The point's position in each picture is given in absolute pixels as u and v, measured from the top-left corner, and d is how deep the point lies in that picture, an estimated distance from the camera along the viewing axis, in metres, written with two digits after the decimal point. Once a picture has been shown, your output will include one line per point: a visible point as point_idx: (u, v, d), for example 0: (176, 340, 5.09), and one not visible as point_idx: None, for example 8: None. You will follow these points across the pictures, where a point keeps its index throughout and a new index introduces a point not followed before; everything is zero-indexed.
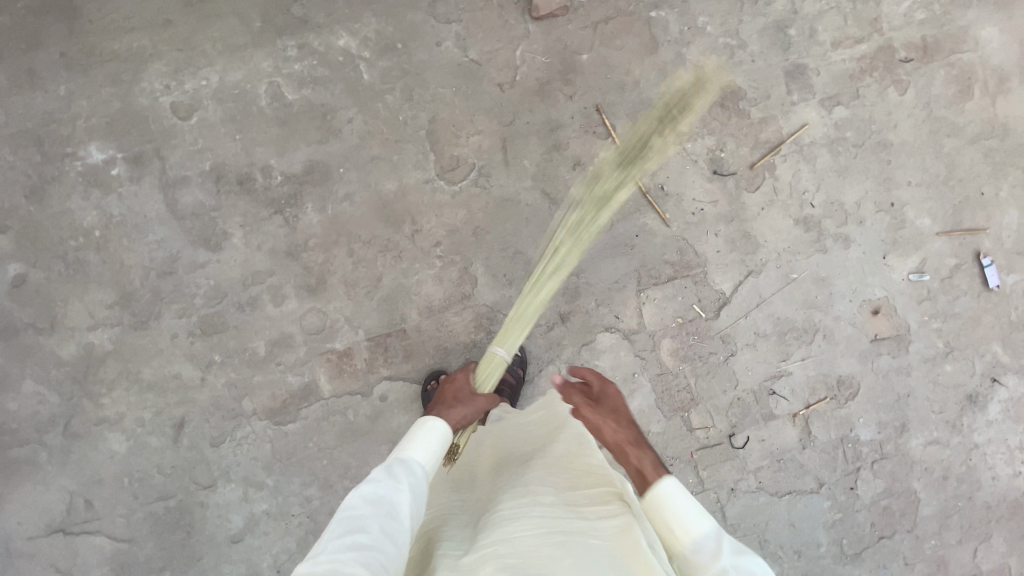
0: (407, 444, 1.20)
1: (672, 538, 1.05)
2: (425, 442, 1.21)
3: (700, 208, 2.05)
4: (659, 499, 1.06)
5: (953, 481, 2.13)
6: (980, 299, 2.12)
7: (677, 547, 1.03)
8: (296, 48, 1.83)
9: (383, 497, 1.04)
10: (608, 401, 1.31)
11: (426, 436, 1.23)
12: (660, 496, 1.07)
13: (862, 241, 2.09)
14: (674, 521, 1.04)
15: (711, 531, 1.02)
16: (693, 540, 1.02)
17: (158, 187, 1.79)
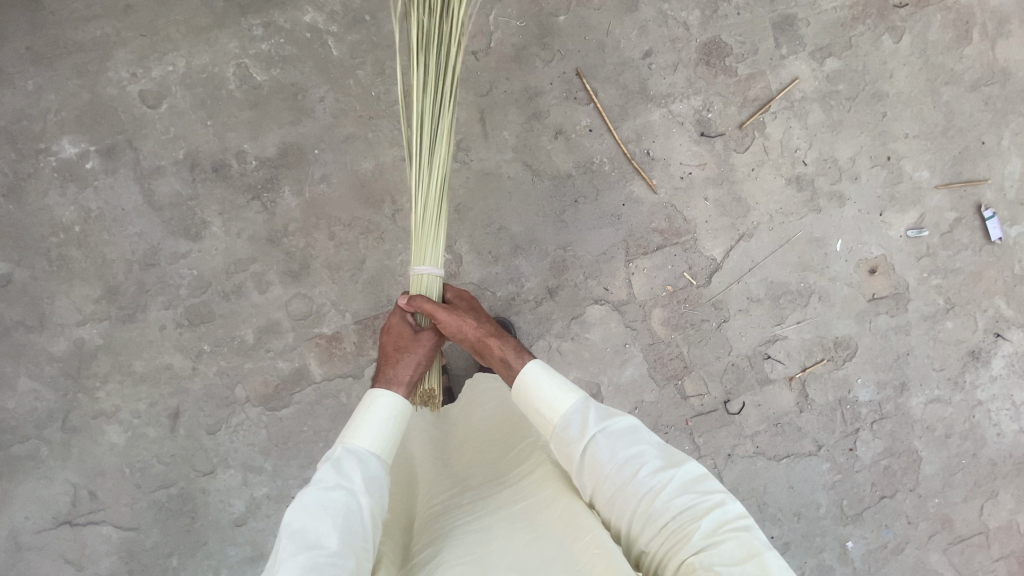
0: (354, 432, 1.13)
1: (546, 423, 1.10)
2: (375, 424, 1.14)
3: (687, 172, 1.99)
4: (526, 382, 1.14)
5: (955, 438, 2.11)
6: (982, 253, 2.06)
7: (550, 429, 1.09)
8: (261, 27, 1.78)
9: (340, 501, 1.00)
10: (464, 302, 1.36)
11: (375, 417, 1.15)
12: (529, 386, 1.14)
13: (857, 199, 2.03)
14: (541, 399, 1.11)
15: (577, 403, 1.08)
16: (562, 417, 1.08)
17: (134, 179, 1.77)
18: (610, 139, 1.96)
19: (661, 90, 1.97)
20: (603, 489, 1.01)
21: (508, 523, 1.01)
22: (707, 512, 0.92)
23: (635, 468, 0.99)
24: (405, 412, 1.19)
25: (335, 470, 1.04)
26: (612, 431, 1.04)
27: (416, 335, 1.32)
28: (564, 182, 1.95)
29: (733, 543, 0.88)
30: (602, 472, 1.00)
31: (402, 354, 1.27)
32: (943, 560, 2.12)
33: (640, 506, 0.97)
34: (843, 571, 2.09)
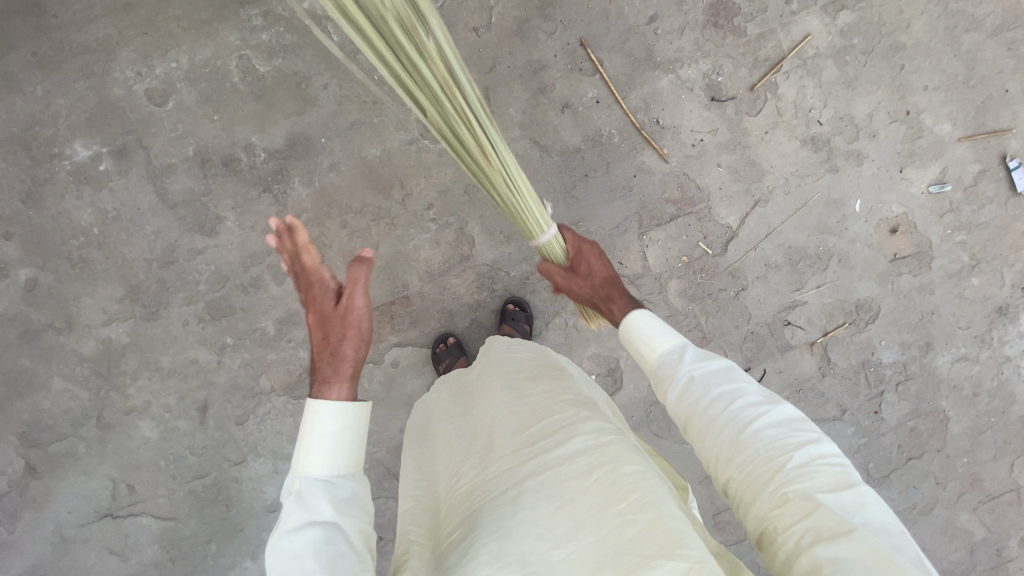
0: (309, 453, 0.88)
1: (648, 359, 1.11)
2: (332, 440, 0.89)
3: (699, 139, 1.95)
4: (626, 327, 1.15)
5: (983, 396, 2.07)
6: (1008, 206, 2.00)
7: (652, 368, 1.09)
8: (260, 16, 1.76)
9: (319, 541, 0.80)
10: (583, 266, 1.30)
11: (323, 431, 0.89)
12: (633, 326, 1.13)
13: (875, 156, 1.97)
14: (640, 342, 1.12)
15: (676, 345, 1.08)
16: (663, 353, 1.09)
17: (147, 178, 1.79)
18: (619, 110, 1.92)
19: (668, 56, 1.92)
20: (698, 419, 0.98)
21: (530, 487, 0.87)
22: (802, 446, 0.89)
23: (732, 400, 0.96)
24: (360, 415, 0.93)
25: (299, 507, 0.83)
26: (709, 369, 1.02)
27: (336, 304, 1.00)
28: (573, 157, 1.92)
29: (827, 475, 0.86)
30: (699, 405, 0.98)
31: (339, 343, 0.97)
32: (973, 519, 2.11)
33: (732, 435, 0.93)
34: None
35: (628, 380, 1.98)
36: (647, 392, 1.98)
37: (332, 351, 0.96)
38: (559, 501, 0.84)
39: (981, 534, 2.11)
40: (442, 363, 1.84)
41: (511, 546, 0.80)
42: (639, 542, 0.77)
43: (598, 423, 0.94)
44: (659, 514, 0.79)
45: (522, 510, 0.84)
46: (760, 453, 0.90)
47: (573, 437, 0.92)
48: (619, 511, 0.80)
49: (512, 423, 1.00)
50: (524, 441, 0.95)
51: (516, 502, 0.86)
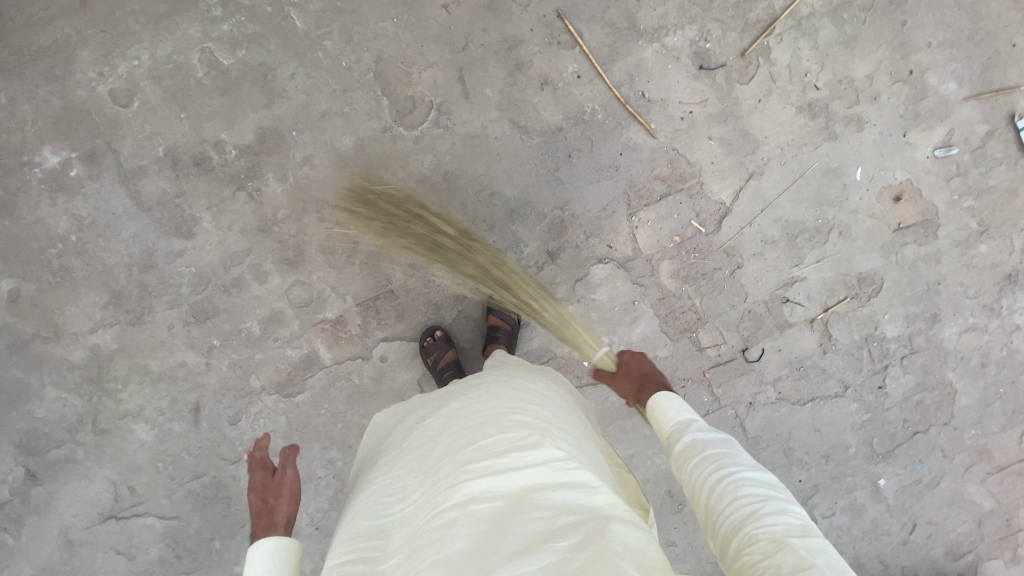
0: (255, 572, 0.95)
1: (662, 429, 1.16)
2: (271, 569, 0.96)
3: (688, 112, 1.85)
4: (651, 407, 1.21)
5: (992, 367, 2.00)
6: (1018, 167, 1.89)
7: (664, 437, 1.14)
8: (219, 6, 1.72)
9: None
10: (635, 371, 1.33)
11: (259, 566, 0.96)
12: (654, 402, 1.21)
13: (877, 121, 1.88)
14: (658, 421, 1.18)
15: (686, 420, 1.14)
16: (678, 422, 1.14)
17: (119, 182, 1.76)
18: (601, 84, 1.83)
19: (652, 23, 1.81)
20: (688, 472, 1.02)
21: (471, 516, 0.83)
22: (774, 497, 0.92)
23: (720, 459, 1.00)
24: (295, 547, 1.01)
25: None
26: (709, 437, 1.07)
27: (270, 476, 1.11)
28: (555, 137, 1.84)
29: (791, 519, 0.88)
30: (691, 463, 1.03)
31: (275, 501, 1.06)
32: (982, 491, 2.06)
33: (711, 489, 0.97)
34: (876, 508, 2.06)
35: None
36: None
37: (265, 510, 1.04)
38: (498, 532, 0.80)
39: (990, 505, 2.07)
40: (430, 357, 1.82)
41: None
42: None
43: (549, 453, 0.91)
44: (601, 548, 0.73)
45: (460, 539, 0.80)
46: (729, 503, 0.93)
47: (522, 467, 0.89)
48: (561, 545, 0.76)
49: (460, 445, 0.96)
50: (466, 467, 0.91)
51: (454, 530, 0.82)
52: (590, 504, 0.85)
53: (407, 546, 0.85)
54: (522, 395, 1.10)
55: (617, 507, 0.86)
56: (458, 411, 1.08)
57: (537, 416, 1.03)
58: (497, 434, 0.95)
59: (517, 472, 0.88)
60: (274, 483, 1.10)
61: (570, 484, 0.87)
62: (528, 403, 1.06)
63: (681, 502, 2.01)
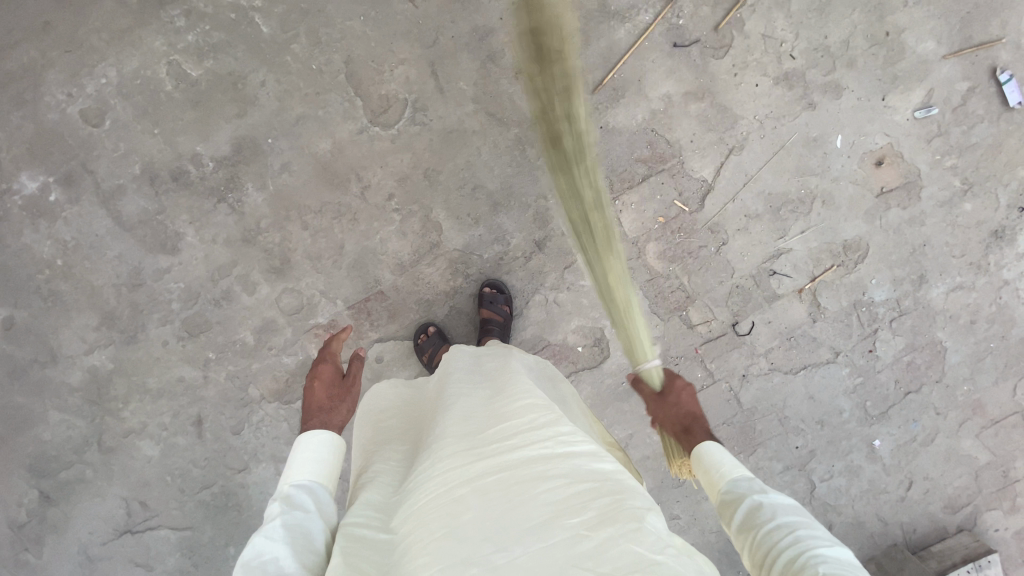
0: (302, 467, 0.97)
1: (713, 486, 1.11)
2: (324, 466, 0.99)
3: (665, 91, 1.84)
4: (699, 457, 1.16)
5: (981, 323, 2.02)
6: (999, 123, 1.89)
7: (718, 496, 1.09)
8: (183, 17, 1.70)
9: (291, 536, 0.84)
10: (676, 398, 1.28)
11: (308, 457, 0.98)
12: (699, 454, 1.16)
13: (855, 87, 1.87)
14: (710, 478, 1.12)
15: (744, 477, 1.08)
16: (729, 481, 1.09)
17: (99, 203, 1.75)
18: (576, 69, 1.82)
19: (622, 4, 1.81)
20: (757, 540, 0.97)
21: (483, 490, 0.81)
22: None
23: (795, 529, 0.96)
24: (343, 453, 1.04)
25: (286, 510, 0.88)
26: (774, 499, 1.02)
27: (337, 377, 1.16)
28: (533, 126, 1.83)
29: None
30: (765, 526, 0.97)
31: (338, 403, 1.11)
32: (977, 444, 2.10)
33: (787, 561, 0.91)
34: (873, 468, 2.11)
35: (615, 348, 1.96)
36: None
37: (330, 406, 1.08)
38: (509, 506, 0.77)
39: (986, 458, 2.11)
40: (425, 354, 1.83)
41: (456, 551, 0.73)
42: (596, 557, 0.69)
43: (561, 428, 0.90)
44: (620, 522, 0.72)
45: (471, 515, 0.77)
46: (809, 574, 0.87)
47: (533, 443, 0.87)
48: (576, 522, 0.74)
49: (467, 426, 0.94)
50: (478, 446, 0.88)
51: (464, 505, 0.79)
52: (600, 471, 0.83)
53: (411, 519, 0.81)
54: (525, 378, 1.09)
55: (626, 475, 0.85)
56: (470, 398, 1.06)
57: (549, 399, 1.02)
58: (511, 417, 0.93)
59: (530, 446, 0.86)
60: (340, 384, 1.15)
61: (578, 453, 0.86)
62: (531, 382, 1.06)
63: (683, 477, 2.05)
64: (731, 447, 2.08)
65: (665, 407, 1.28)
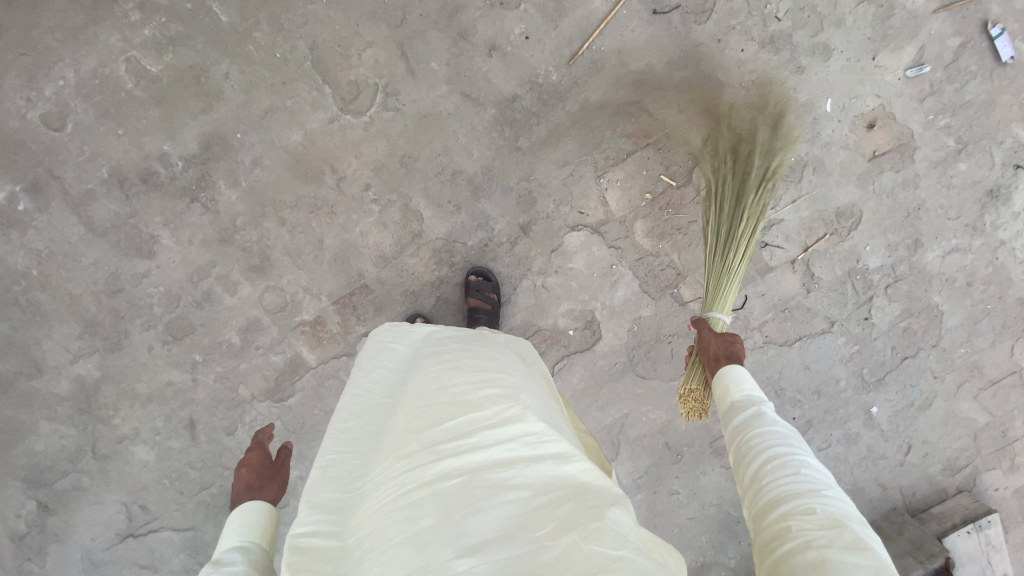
0: (237, 525, 0.96)
1: (725, 400, 1.10)
2: (257, 526, 0.97)
3: (646, 63, 1.78)
4: (721, 377, 1.13)
5: (978, 285, 1.98)
6: (994, 78, 1.82)
7: (727, 408, 1.08)
8: (137, 10, 1.63)
9: None
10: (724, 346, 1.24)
11: (235, 521, 0.96)
12: (721, 375, 1.14)
13: (844, 47, 1.80)
14: (725, 394, 1.10)
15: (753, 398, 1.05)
16: (744, 396, 1.07)
17: (69, 209, 1.71)
18: (552, 43, 1.75)
19: None
20: (747, 442, 0.96)
21: (441, 494, 0.79)
22: (838, 490, 0.86)
23: (786, 442, 0.93)
24: (276, 515, 1.02)
25: (208, 572, 0.87)
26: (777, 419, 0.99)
27: (264, 459, 1.12)
28: (511, 106, 1.77)
29: (851, 507, 0.83)
30: (755, 432, 0.97)
31: (268, 480, 1.07)
32: (975, 407, 2.09)
33: (766, 460, 0.91)
34: (871, 435, 2.10)
35: (606, 329, 1.94)
36: (625, 338, 1.94)
37: (259, 483, 1.05)
38: (466, 510, 0.75)
39: (984, 419, 2.10)
40: None
41: (412, 559, 0.71)
42: (554, 564, 0.67)
43: (524, 425, 0.86)
44: (580, 533, 0.69)
45: (429, 517, 0.76)
46: (785, 477, 0.87)
47: (495, 444, 0.84)
48: (536, 534, 0.71)
49: (430, 422, 0.92)
50: (443, 448, 0.86)
51: (423, 509, 0.78)
52: (562, 476, 0.81)
53: (368, 525, 0.81)
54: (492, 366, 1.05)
55: (592, 475, 0.82)
56: (434, 385, 1.02)
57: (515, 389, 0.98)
58: (475, 412, 0.90)
59: (491, 448, 0.84)
60: (267, 464, 1.11)
61: (543, 457, 0.83)
62: (499, 374, 1.02)
63: (680, 454, 2.05)
64: None
65: (716, 336, 1.27)
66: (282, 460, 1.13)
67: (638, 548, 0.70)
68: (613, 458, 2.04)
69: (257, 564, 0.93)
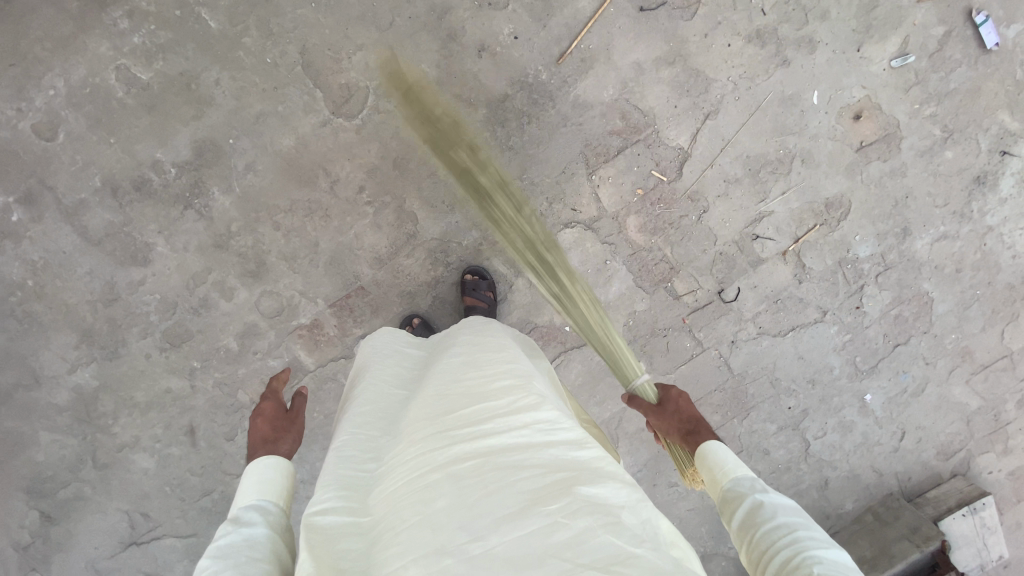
0: (257, 481, 0.95)
1: (715, 485, 1.07)
2: (275, 484, 0.97)
3: (634, 59, 1.79)
4: (703, 455, 1.10)
5: (967, 272, 2.01)
6: (977, 67, 1.85)
7: (721, 493, 1.05)
8: (125, 18, 1.63)
9: (235, 556, 0.82)
10: (671, 406, 1.22)
11: (253, 478, 0.96)
12: (704, 453, 1.10)
13: (829, 39, 1.82)
14: (716, 475, 1.06)
15: (748, 480, 1.03)
16: (732, 481, 1.04)
17: (63, 219, 1.71)
18: (541, 42, 1.76)
19: None
20: (756, 542, 0.92)
21: (457, 476, 0.80)
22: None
23: (794, 531, 0.90)
24: (294, 474, 1.02)
25: (229, 531, 0.86)
26: (777, 499, 0.97)
27: (278, 412, 1.12)
28: (501, 105, 1.78)
29: None
30: (762, 529, 0.93)
31: (283, 434, 1.07)
32: (967, 391, 2.12)
33: (782, 561, 0.87)
34: (866, 422, 2.13)
35: None
36: (621, 333, 1.96)
37: (274, 437, 1.05)
38: (482, 492, 0.76)
39: (976, 403, 2.14)
40: None
41: (428, 539, 0.71)
42: (571, 547, 0.67)
43: (538, 416, 0.89)
44: (596, 519, 0.70)
45: (445, 498, 0.77)
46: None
47: (509, 431, 0.87)
48: (551, 509, 0.72)
49: (445, 411, 0.93)
50: (459, 435, 0.87)
51: (439, 491, 0.78)
52: (576, 460, 0.83)
53: (382, 508, 0.81)
54: (504, 360, 1.08)
55: (605, 460, 0.84)
56: (448, 376, 1.04)
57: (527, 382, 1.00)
58: (491, 403, 0.92)
59: (507, 435, 0.86)
60: (282, 418, 1.11)
61: (556, 444, 0.85)
62: (512, 368, 1.05)
63: None
64: (724, 412, 2.10)
65: (668, 415, 1.21)
66: (296, 412, 1.13)
67: (653, 543, 0.70)
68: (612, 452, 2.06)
69: (276, 524, 0.93)
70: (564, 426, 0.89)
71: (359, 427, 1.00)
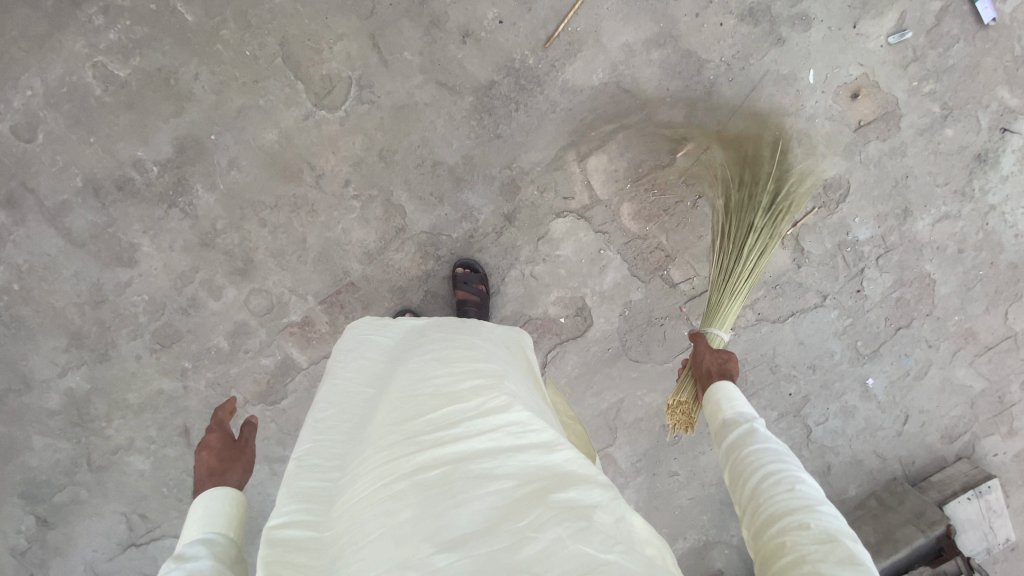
0: (203, 515, 0.94)
1: (715, 417, 1.07)
2: (221, 515, 0.95)
3: (623, 42, 1.75)
4: (712, 392, 1.10)
5: (969, 252, 1.96)
6: (976, 41, 1.79)
7: (718, 425, 1.04)
8: (100, 13, 1.59)
9: None
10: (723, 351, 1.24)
11: (199, 511, 0.94)
12: (711, 392, 1.11)
13: (823, 17, 1.77)
14: (717, 407, 1.07)
15: (748, 415, 1.02)
16: (734, 413, 1.03)
17: (46, 221, 1.68)
18: (527, 26, 1.71)
19: None
20: (742, 459, 0.94)
21: (423, 486, 0.78)
22: (830, 503, 0.85)
23: (779, 459, 0.90)
24: (245, 500, 1.00)
25: (172, 569, 0.84)
26: (770, 435, 0.97)
27: (224, 442, 1.09)
28: (488, 93, 1.74)
29: (844, 523, 0.82)
30: (750, 448, 0.94)
31: (231, 464, 1.05)
32: (971, 373, 2.09)
33: (759, 478, 0.89)
34: (868, 407, 2.10)
35: (597, 315, 1.92)
36: (617, 323, 1.93)
37: (221, 469, 1.03)
38: (448, 503, 0.74)
39: (980, 386, 2.10)
40: None
41: (391, 554, 0.70)
42: (540, 560, 0.66)
43: (510, 415, 0.86)
44: (567, 528, 0.69)
45: (409, 509, 0.75)
46: (782, 496, 0.85)
47: (477, 434, 0.84)
48: (518, 522, 0.71)
49: (414, 414, 0.91)
50: (426, 442, 0.85)
51: (403, 502, 0.76)
52: (548, 463, 0.80)
53: (345, 518, 0.79)
54: (478, 356, 1.04)
55: (579, 462, 0.81)
56: (419, 376, 1.01)
57: (500, 379, 0.97)
58: (460, 405, 0.89)
59: (476, 439, 0.83)
60: (228, 447, 1.08)
61: (527, 446, 0.82)
62: (484, 365, 1.01)
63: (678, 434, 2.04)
64: None
65: (709, 351, 1.25)
66: (245, 442, 1.12)
67: (626, 547, 0.68)
68: (612, 443, 2.04)
69: (224, 555, 0.91)
70: (538, 424, 0.86)
71: (323, 434, 0.97)
